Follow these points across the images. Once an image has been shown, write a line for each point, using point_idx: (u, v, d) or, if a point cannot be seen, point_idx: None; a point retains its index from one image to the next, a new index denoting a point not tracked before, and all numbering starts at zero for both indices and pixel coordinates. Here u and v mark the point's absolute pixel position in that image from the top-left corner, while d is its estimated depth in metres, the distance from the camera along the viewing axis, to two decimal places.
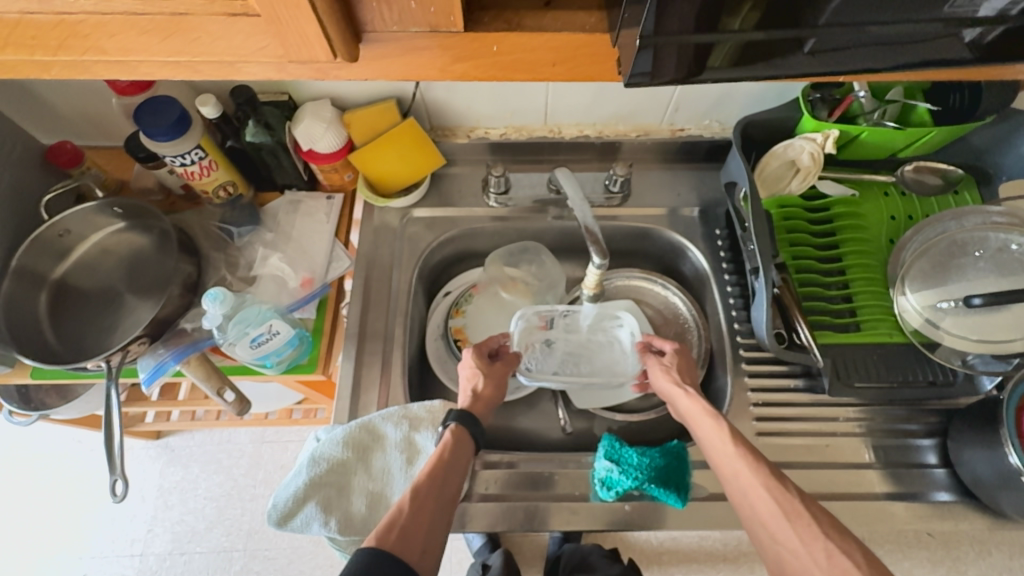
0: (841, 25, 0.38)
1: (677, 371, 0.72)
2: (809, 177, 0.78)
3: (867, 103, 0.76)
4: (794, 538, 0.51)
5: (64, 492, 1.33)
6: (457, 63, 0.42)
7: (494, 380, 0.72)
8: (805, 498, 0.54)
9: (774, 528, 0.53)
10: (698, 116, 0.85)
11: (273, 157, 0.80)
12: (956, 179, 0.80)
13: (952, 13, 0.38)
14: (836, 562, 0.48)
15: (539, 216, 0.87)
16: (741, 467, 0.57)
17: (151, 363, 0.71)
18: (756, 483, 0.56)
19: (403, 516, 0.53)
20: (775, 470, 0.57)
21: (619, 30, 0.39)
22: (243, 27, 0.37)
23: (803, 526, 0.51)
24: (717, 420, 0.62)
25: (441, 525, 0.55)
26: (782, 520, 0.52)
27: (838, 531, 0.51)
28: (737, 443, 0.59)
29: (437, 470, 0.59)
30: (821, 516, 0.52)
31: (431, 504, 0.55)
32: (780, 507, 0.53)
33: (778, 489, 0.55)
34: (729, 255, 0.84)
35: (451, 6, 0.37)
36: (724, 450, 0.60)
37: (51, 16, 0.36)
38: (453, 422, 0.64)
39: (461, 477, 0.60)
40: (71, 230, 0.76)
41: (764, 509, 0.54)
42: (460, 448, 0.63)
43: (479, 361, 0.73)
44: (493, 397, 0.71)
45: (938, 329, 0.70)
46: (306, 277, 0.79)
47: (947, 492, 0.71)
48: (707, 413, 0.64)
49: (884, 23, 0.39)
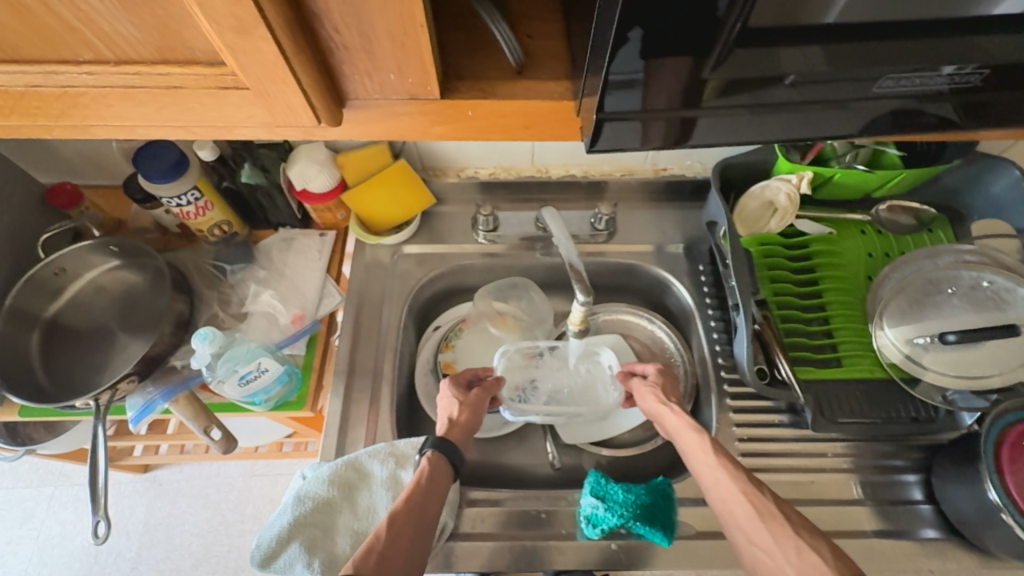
0: (793, 97, 0.41)
1: (662, 389, 0.72)
2: (787, 216, 0.80)
3: (839, 146, 0.79)
4: (768, 538, 0.52)
5: (47, 528, 1.31)
6: (437, 125, 0.44)
7: (472, 408, 0.72)
8: (780, 501, 0.55)
9: (750, 530, 0.53)
10: (680, 157, 0.89)
11: (267, 198, 0.83)
12: (930, 218, 0.83)
13: (882, 92, 0.41)
14: (807, 557, 0.49)
15: (527, 253, 0.89)
16: (720, 475, 0.58)
17: (140, 401, 0.72)
18: (735, 490, 0.56)
19: (381, 543, 0.52)
20: (753, 477, 0.58)
21: (584, 96, 0.42)
22: (233, 99, 0.39)
23: (776, 526, 0.52)
24: (700, 433, 0.63)
25: (419, 550, 0.55)
26: (758, 522, 0.53)
27: (809, 531, 0.51)
28: (718, 453, 0.60)
29: (416, 497, 0.58)
30: (795, 517, 0.53)
31: (408, 529, 0.55)
32: (755, 510, 0.54)
33: (755, 493, 0.55)
34: (713, 291, 0.86)
35: (428, 78, 0.40)
36: (704, 460, 0.60)
37: (54, 89, 0.38)
38: (430, 449, 0.64)
39: (438, 505, 0.60)
40: (66, 269, 0.77)
41: (741, 513, 0.54)
42: (438, 475, 0.62)
43: (457, 392, 0.74)
44: (470, 422, 0.71)
45: (920, 365, 0.71)
46: (297, 313, 0.81)
47: (934, 529, 0.71)
48: (689, 425, 0.65)
49: (830, 97, 0.41)
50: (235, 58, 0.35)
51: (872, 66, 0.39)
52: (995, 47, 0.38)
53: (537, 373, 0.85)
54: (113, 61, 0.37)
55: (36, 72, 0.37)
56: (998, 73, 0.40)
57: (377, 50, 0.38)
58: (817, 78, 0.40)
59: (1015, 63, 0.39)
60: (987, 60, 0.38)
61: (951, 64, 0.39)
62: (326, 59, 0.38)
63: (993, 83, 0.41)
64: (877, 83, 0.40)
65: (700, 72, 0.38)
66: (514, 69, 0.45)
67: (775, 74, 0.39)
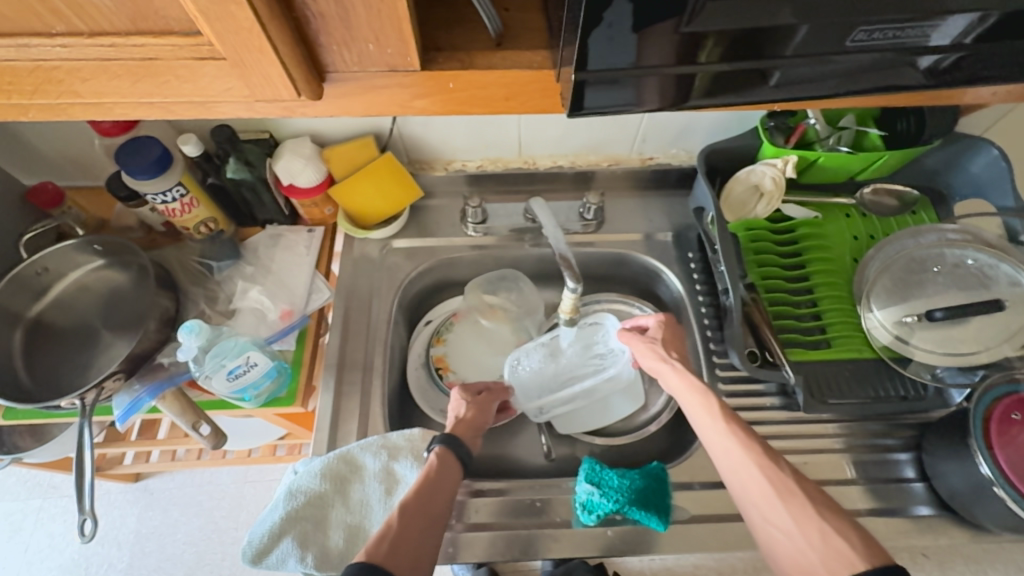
0: (775, 60, 0.42)
1: (661, 345, 0.72)
2: (774, 200, 0.80)
3: (822, 130, 0.79)
4: (788, 519, 0.51)
5: (34, 541, 1.28)
6: (418, 99, 0.45)
7: (481, 409, 0.74)
8: (798, 477, 0.54)
9: (767, 510, 0.53)
10: (665, 145, 0.89)
11: (253, 193, 0.82)
12: (913, 200, 0.84)
13: (856, 48, 0.41)
14: (832, 543, 0.48)
15: (516, 244, 0.89)
16: (733, 446, 0.58)
17: (126, 400, 0.70)
18: (749, 464, 0.56)
19: (393, 530, 0.52)
20: (768, 449, 0.57)
21: (562, 67, 0.42)
22: (210, 70, 0.39)
23: (797, 507, 0.52)
24: (711, 400, 0.62)
25: (430, 540, 0.54)
26: (776, 501, 0.53)
27: (833, 513, 0.51)
28: (730, 422, 0.59)
29: (424, 489, 0.58)
30: (817, 497, 0.52)
31: (419, 519, 0.55)
32: (772, 488, 0.54)
33: (771, 469, 0.55)
34: (703, 278, 0.86)
35: (407, 48, 0.40)
36: (716, 429, 0.60)
37: (27, 63, 0.38)
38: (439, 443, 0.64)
39: (449, 496, 0.59)
40: (49, 268, 0.76)
41: (757, 491, 0.54)
42: (448, 469, 0.62)
43: (466, 393, 0.75)
44: (476, 420, 0.72)
45: (908, 345, 0.72)
46: (285, 309, 0.80)
47: (927, 505, 0.72)
48: (696, 388, 0.64)
49: (811, 56, 0.42)
50: (209, 25, 0.35)
51: (846, 25, 0.39)
52: (971, 3, 0.38)
53: (537, 365, 0.83)
54: (87, 33, 0.37)
55: (9, 46, 0.37)
56: (980, 29, 0.40)
57: (353, 18, 0.38)
58: (792, 39, 0.40)
59: (996, 18, 0.39)
60: (965, 16, 0.39)
61: (928, 23, 0.39)
62: (303, 29, 0.38)
63: (968, 41, 0.41)
64: (855, 40, 0.40)
65: (677, 34, 0.38)
66: (493, 41, 0.45)
67: (753, 38, 0.39)
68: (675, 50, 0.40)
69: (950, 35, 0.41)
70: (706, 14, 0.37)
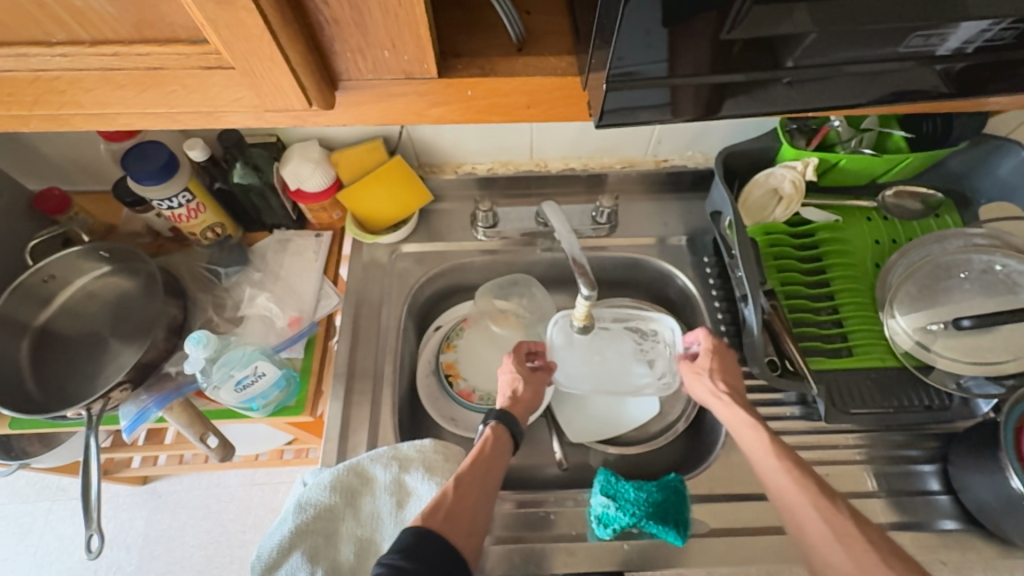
0: (794, 67, 0.40)
1: (712, 377, 0.70)
2: (792, 205, 0.78)
3: (844, 131, 0.77)
4: (847, 561, 0.50)
5: (43, 544, 1.28)
6: (434, 107, 0.43)
7: (532, 386, 0.73)
8: (859, 520, 0.53)
9: (825, 550, 0.52)
10: (681, 147, 0.87)
11: (261, 199, 0.81)
12: (936, 203, 0.81)
13: (914, 53, 0.40)
14: None
15: (528, 249, 0.87)
16: (788, 483, 0.56)
17: (133, 411, 0.69)
18: (805, 502, 0.55)
19: (447, 500, 0.56)
20: (825, 489, 0.56)
21: (588, 73, 0.41)
22: (218, 79, 0.37)
23: (856, 549, 0.50)
24: (759, 432, 0.62)
25: (483, 510, 0.57)
26: (833, 541, 0.51)
27: (900, 561, 0.48)
28: (782, 458, 0.58)
29: (479, 463, 0.61)
30: (879, 541, 0.50)
31: (474, 490, 0.58)
32: (830, 528, 0.52)
33: (829, 510, 0.53)
34: (719, 282, 0.84)
35: (424, 54, 0.38)
36: (768, 464, 0.59)
37: (27, 73, 0.36)
38: (493, 420, 0.67)
39: (500, 474, 0.62)
40: (56, 275, 0.75)
41: (813, 530, 0.53)
42: (501, 444, 0.65)
43: (521, 368, 0.74)
44: (531, 400, 0.72)
45: (930, 351, 0.71)
46: (294, 316, 0.79)
47: (953, 520, 0.70)
48: (750, 425, 0.63)
49: (822, 63, 0.40)
50: (218, 33, 0.33)
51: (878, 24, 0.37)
52: (995, 8, 0.36)
53: (570, 341, 0.83)
54: (89, 42, 0.35)
55: (7, 55, 0.35)
56: (985, 38, 0.39)
57: (369, 24, 0.36)
58: (828, 41, 0.38)
59: (1012, 24, 0.38)
60: (976, 24, 0.37)
61: (940, 29, 0.38)
62: (316, 35, 0.37)
63: (982, 47, 0.40)
64: (910, 44, 0.39)
65: (717, 41, 0.37)
66: (514, 45, 0.43)
67: (768, 45, 0.38)
68: (705, 56, 0.38)
69: (964, 43, 0.39)
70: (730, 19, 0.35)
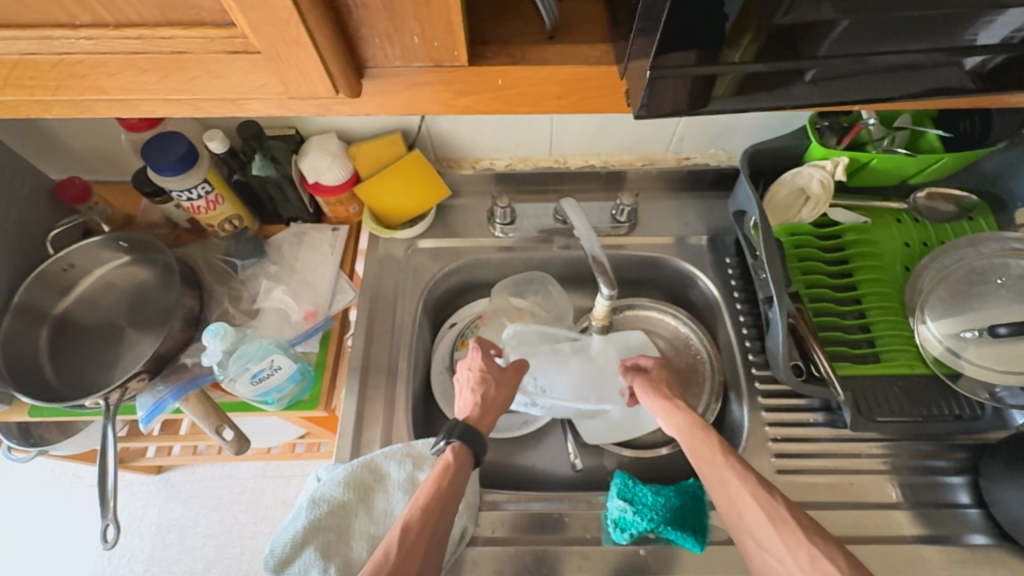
0: (835, 56, 0.39)
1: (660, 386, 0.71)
2: (819, 205, 0.76)
3: (875, 130, 0.75)
4: (780, 544, 0.51)
5: (60, 530, 1.30)
6: (460, 97, 0.42)
7: (501, 387, 0.70)
8: (791, 505, 0.54)
9: (760, 535, 0.52)
10: (703, 145, 0.85)
11: (278, 190, 0.81)
12: (969, 205, 0.79)
13: (965, 43, 0.39)
14: (820, 567, 0.48)
15: (545, 246, 0.86)
16: (730, 477, 0.56)
17: (150, 401, 0.70)
18: (744, 492, 0.55)
19: (389, 564, 0.50)
20: (762, 479, 0.56)
21: (627, 62, 0.39)
22: (243, 65, 0.37)
23: (788, 532, 0.51)
24: (706, 431, 0.62)
25: (430, 567, 0.53)
26: (768, 526, 0.52)
27: (822, 537, 0.50)
28: (726, 454, 0.59)
29: (433, 505, 0.56)
30: (806, 521, 0.52)
31: (422, 544, 0.53)
32: (765, 515, 0.53)
33: (765, 498, 0.54)
34: (740, 283, 0.82)
35: (454, 41, 0.37)
36: (710, 459, 0.59)
37: (51, 56, 0.36)
38: (457, 439, 0.62)
39: (456, 505, 0.58)
40: (76, 264, 0.76)
41: (750, 517, 0.54)
42: (459, 471, 0.60)
43: (490, 367, 0.71)
44: (497, 405, 0.69)
45: (959, 358, 0.68)
46: (309, 310, 0.79)
47: (983, 534, 0.67)
48: (697, 426, 0.63)
49: (850, 54, 0.39)
50: (243, 15, 0.33)
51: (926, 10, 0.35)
52: None
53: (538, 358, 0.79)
54: (113, 24, 0.35)
55: (30, 38, 0.35)
56: None
57: (399, 9, 0.35)
58: (870, 26, 0.36)
59: None
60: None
61: (980, 18, 0.36)
62: (343, 19, 0.36)
63: None
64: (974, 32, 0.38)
65: (769, 26, 0.36)
66: (546, 33, 0.42)
67: (802, 33, 0.37)
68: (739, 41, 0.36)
69: (1009, 33, 0.38)
70: (768, 4, 0.34)
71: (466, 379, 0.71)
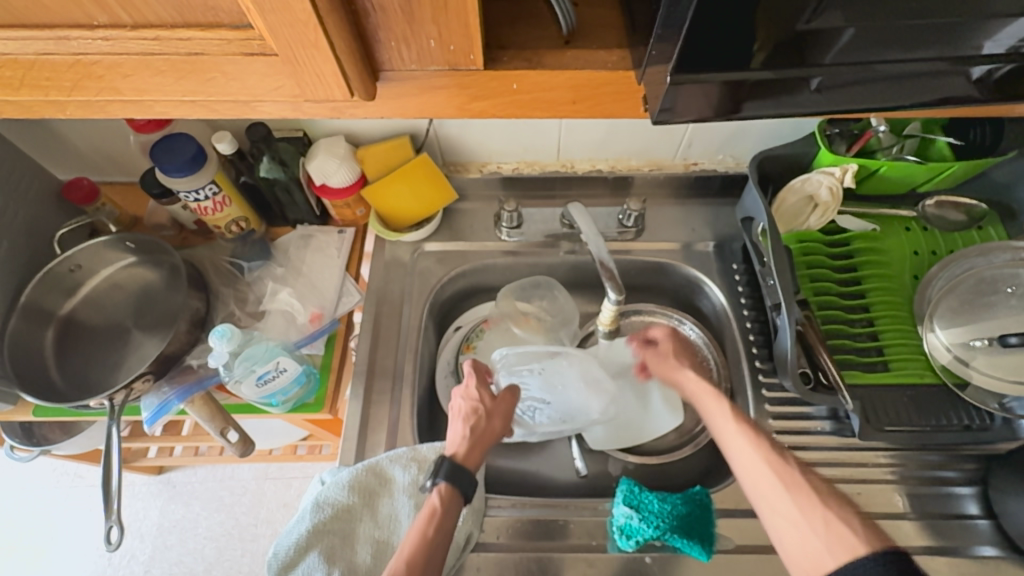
0: (850, 62, 0.38)
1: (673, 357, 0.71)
2: (827, 212, 0.75)
3: (886, 138, 0.75)
4: (793, 508, 0.50)
5: (60, 530, 1.30)
6: (475, 101, 0.42)
7: (495, 419, 0.67)
8: (805, 470, 0.53)
9: (773, 500, 0.52)
10: (711, 151, 0.85)
11: (285, 192, 0.80)
12: (980, 214, 0.78)
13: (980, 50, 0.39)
14: (834, 529, 0.48)
15: (551, 250, 0.86)
16: (743, 443, 0.56)
17: (155, 402, 0.69)
18: (757, 457, 0.55)
19: None
20: (776, 444, 0.56)
21: (646, 67, 0.39)
22: (260, 67, 0.37)
23: (802, 497, 0.51)
24: (720, 398, 0.61)
25: None
26: (782, 491, 0.52)
27: (837, 501, 0.50)
28: (739, 420, 0.58)
29: (416, 557, 0.53)
30: (820, 486, 0.52)
31: None
32: (779, 479, 0.52)
33: (779, 463, 0.54)
34: (748, 290, 0.82)
35: (471, 45, 0.37)
36: (724, 426, 0.59)
37: (67, 57, 0.36)
38: (443, 481, 0.59)
39: (444, 553, 0.55)
40: (82, 265, 0.76)
41: (764, 482, 0.53)
42: (447, 515, 0.57)
43: (485, 397, 0.68)
44: (490, 437, 0.65)
45: (968, 367, 0.67)
46: (315, 312, 0.79)
47: (992, 546, 0.66)
48: (710, 394, 0.63)
49: (858, 62, 0.38)
50: (262, 18, 0.33)
51: None
52: None
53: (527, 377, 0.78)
54: (130, 25, 0.35)
55: (47, 38, 0.35)
56: None
57: (417, 13, 0.35)
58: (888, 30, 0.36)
59: None
60: None
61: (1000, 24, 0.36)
62: (361, 23, 0.36)
63: None
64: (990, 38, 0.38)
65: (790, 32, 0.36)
66: (562, 38, 0.42)
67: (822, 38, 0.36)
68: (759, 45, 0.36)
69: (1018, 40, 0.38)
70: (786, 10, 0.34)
71: (458, 410, 0.66)
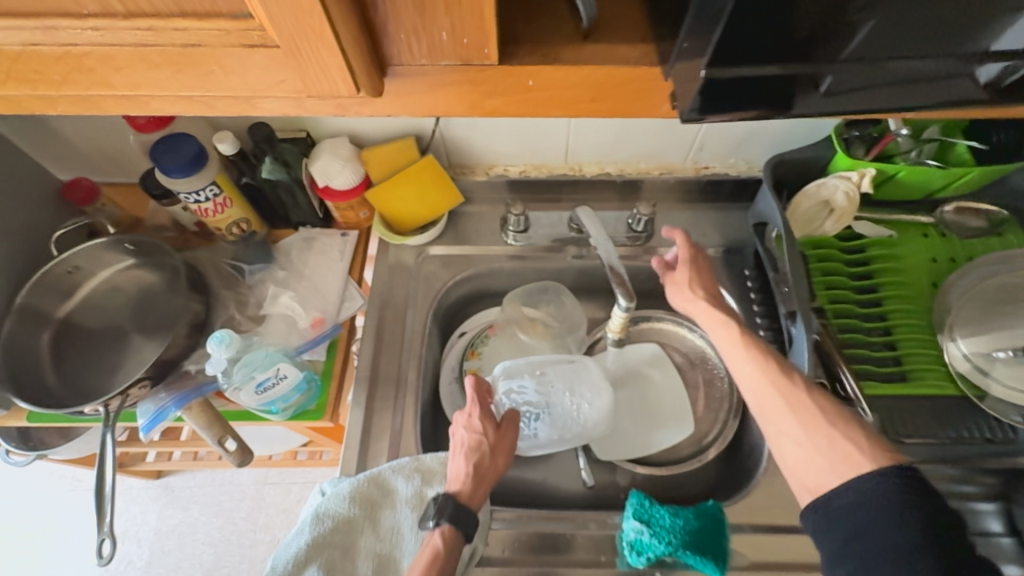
0: (885, 58, 0.36)
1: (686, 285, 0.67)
2: (843, 218, 0.73)
3: (905, 143, 0.72)
4: (797, 428, 0.50)
5: (58, 534, 1.28)
6: (488, 98, 0.40)
7: (497, 451, 0.63)
8: (812, 390, 0.52)
9: (778, 422, 0.51)
10: (723, 155, 0.83)
11: (288, 195, 0.79)
12: (1000, 220, 0.76)
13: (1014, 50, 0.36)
14: (838, 447, 0.47)
15: (558, 255, 0.84)
16: (751, 369, 0.55)
17: (152, 409, 0.68)
18: (765, 383, 0.53)
19: None
20: (784, 365, 0.54)
21: (673, 63, 0.37)
22: (261, 60, 0.35)
23: (808, 418, 0.50)
24: (728, 325, 0.59)
25: None
26: (788, 414, 0.51)
27: (843, 421, 0.49)
28: (747, 347, 0.56)
29: None
30: (827, 407, 0.50)
31: None
32: (785, 402, 0.51)
33: (786, 385, 0.52)
34: (760, 297, 0.80)
35: (485, 38, 0.35)
36: (734, 354, 0.57)
37: (56, 48, 0.34)
38: (445, 524, 0.57)
39: None
40: (80, 267, 0.74)
41: (770, 406, 0.52)
42: (449, 559, 0.56)
43: (487, 426, 0.64)
44: (494, 471, 0.62)
45: (987, 376, 0.66)
46: (317, 316, 0.77)
47: (1016, 564, 0.64)
48: (720, 321, 0.60)
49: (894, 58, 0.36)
50: (264, 7, 0.31)
51: None
52: None
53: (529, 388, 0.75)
54: (123, 15, 0.33)
55: (36, 28, 0.33)
56: None
57: (428, 3, 0.33)
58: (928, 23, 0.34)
59: None
60: None
61: None
62: (368, 14, 0.34)
63: None
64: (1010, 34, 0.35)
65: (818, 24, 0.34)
66: (580, 32, 0.40)
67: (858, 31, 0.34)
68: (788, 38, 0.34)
69: None
70: None
71: (460, 441, 0.63)
